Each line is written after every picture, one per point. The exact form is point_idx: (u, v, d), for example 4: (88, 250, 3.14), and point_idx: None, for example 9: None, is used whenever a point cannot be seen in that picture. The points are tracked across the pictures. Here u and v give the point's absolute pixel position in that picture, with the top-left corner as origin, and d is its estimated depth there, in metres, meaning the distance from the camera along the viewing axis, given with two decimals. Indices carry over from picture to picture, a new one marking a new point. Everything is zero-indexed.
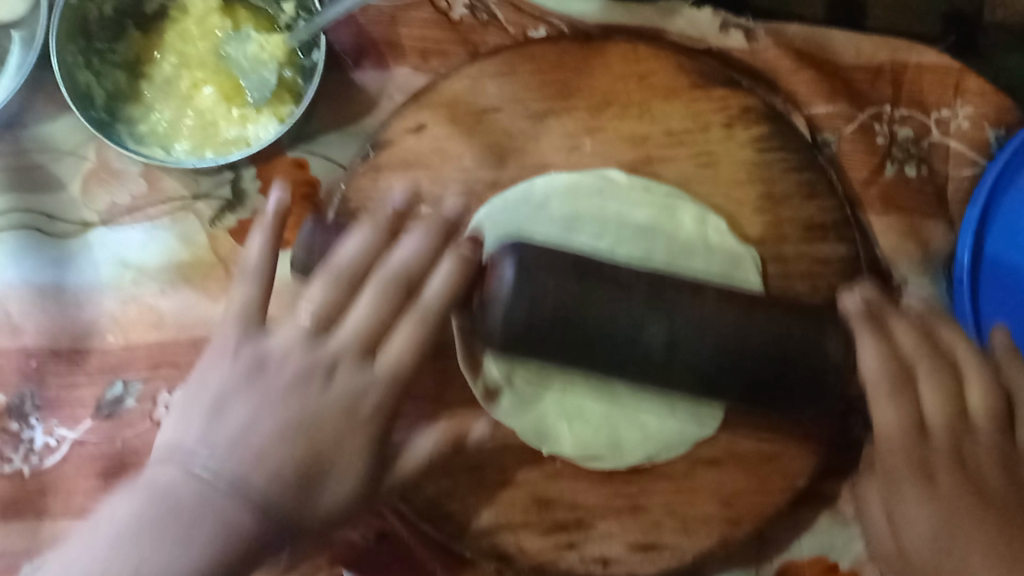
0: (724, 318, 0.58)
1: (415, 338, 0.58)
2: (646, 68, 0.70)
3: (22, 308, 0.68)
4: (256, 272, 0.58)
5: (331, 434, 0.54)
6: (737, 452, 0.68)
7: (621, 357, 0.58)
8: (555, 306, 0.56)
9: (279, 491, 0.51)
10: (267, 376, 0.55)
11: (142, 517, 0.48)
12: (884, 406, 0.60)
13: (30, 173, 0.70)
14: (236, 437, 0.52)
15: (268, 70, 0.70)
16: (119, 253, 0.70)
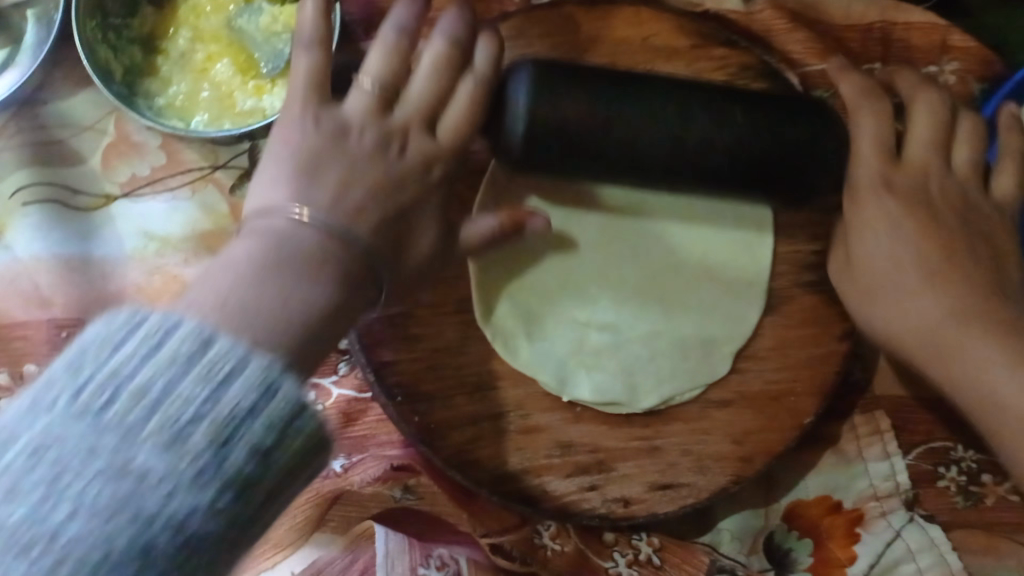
0: (729, 115, 0.61)
1: (472, 93, 0.61)
2: (646, 30, 0.73)
3: (51, 279, 0.70)
4: (311, 40, 0.59)
5: (401, 171, 0.58)
6: (746, 393, 0.71)
7: (619, 140, 0.59)
8: (591, 100, 0.59)
9: (358, 221, 0.53)
10: (353, 142, 0.57)
11: (246, 261, 0.46)
12: (864, 243, 0.67)
13: (52, 149, 0.72)
14: (319, 182, 0.54)
15: (280, 41, 0.72)
16: (141, 224, 0.72)
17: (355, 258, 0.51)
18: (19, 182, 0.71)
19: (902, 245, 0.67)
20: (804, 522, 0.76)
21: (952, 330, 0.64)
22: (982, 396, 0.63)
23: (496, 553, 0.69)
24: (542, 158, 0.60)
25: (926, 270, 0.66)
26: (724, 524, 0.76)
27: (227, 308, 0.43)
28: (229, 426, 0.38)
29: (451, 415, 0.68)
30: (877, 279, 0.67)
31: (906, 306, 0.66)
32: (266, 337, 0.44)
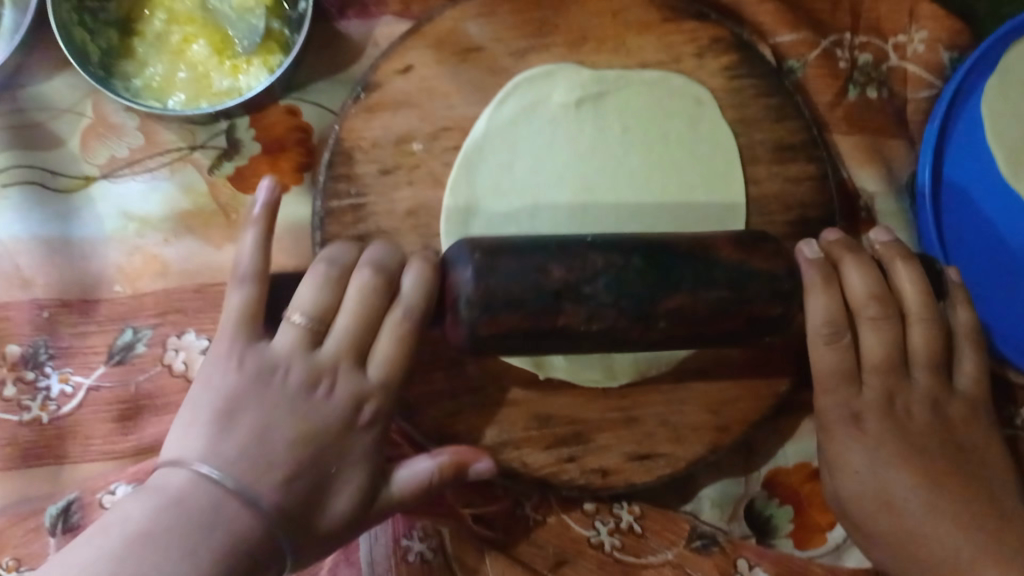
0: (672, 336, 0.56)
1: (398, 338, 0.61)
2: (617, 5, 0.73)
3: (31, 260, 0.71)
4: (246, 273, 0.60)
5: (304, 428, 0.56)
6: (723, 363, 0.72)
7: (574, 263, 0.55)
8: (515, 274, 0.54)
9: (239, 462, 0.53)
10: (275, 388, 0.58)
11: (130, 523, 0.49)
12: (838, 396, 0.66)
13: (31, 132, 0.72)
14: (252, 439, 0.54)
15: (254, 17, 0.73)
16: (121, 204, 0.72)
17: (263, 515, 0.52)
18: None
19: (865, 445, 0.66)
20: (784, 490, 0.76)
21: (902, 506, 0.65)
22: (915, 549, 0.64)
23: (481, 523, 0.71)
24: (513, 340, 0.55)
25: (887, 457, 0.66)
26: (706, 492, 0.76)
27: (187, 510, 0.50)
28: (114, 560, 0.46)
29: (428, 390, 0.69)
30: (861, 501, 0.66)
31: (884, 495, 0.65)
32: (221, 514, 0.50)
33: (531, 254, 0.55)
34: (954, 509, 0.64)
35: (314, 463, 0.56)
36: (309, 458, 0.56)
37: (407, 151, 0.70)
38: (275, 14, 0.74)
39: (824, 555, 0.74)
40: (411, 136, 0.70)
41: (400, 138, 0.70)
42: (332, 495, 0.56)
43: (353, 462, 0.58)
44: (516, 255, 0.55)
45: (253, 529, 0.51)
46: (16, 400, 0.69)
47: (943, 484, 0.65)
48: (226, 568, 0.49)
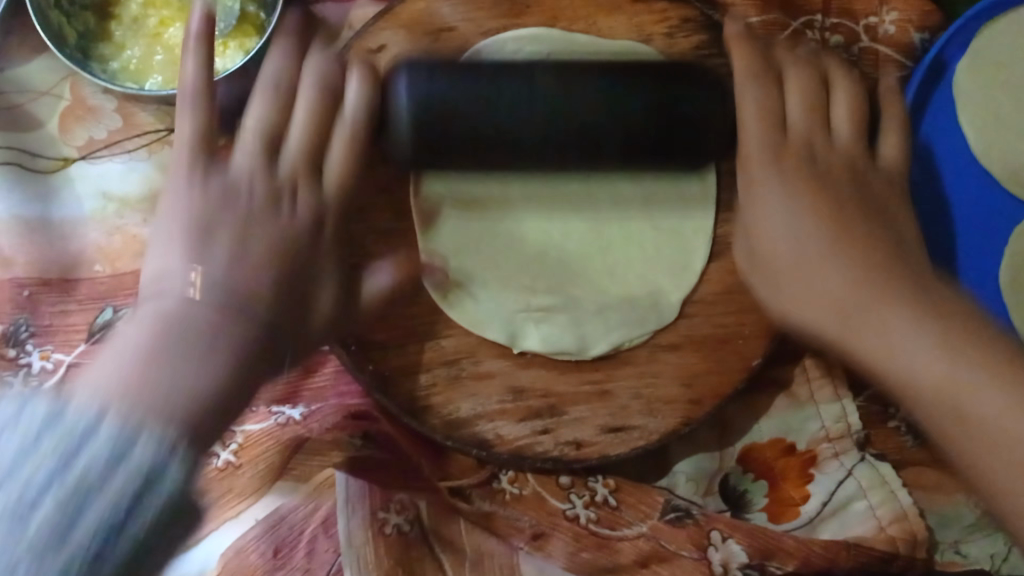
0: (602, 109, 0.63)
1: (347, 147, 0.64)
2: None
3: (12, 239, 0.72)
4: (196, 41, 0.59)
5: (282, 224, 0.58)
6: (696, 336, 0.73)
7: (505, 111, 0.62)
8: (454, 91, 0.62)
9: (253, 282, 0.53)
10: (243, 205, 0.57)
11: (134, 353, 0.46)
12: (775, 225, 0.65)
13: (11, 114, 0.74)
14: (227, 260, 0.53)
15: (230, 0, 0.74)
16: (100, 185, 0.73)
17: (250, 326, 0.51)
18: None
19: (814, 239, 0.62)
20: (759, 465, 0.77)
21: (856, 304, 0.59)
22: (882, 350, 0.56)
23: (456, 496, 0.72)
24: (456, 145, 0.63)
25: (822, 239, 0.62)
26: (680, 467, 0.76)
27: (161, 322, 0.47)
28: (88, 481, 0.40)
29: (401, 364, 0.70)
30: (779, 264, 0.64)
31: (805, 281, 0.61)
32: (206, 325, 0.49)
33: (467, 74, 0.63)
34: (943, 337, 0.54)
35: (283, 283, 0.55)
36: (278, 277, 0.55)
37: None
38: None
39: (799, 526, 0.74)
40: None
41: None
42: (317, 295, 0.58)
43: (292, 232, 0.58)
44: (467, 79, 0.63)
45: (240, 343, 0.50)
46: None
47: (926, 307, 0.57)
48: (229, 396, 0.48)
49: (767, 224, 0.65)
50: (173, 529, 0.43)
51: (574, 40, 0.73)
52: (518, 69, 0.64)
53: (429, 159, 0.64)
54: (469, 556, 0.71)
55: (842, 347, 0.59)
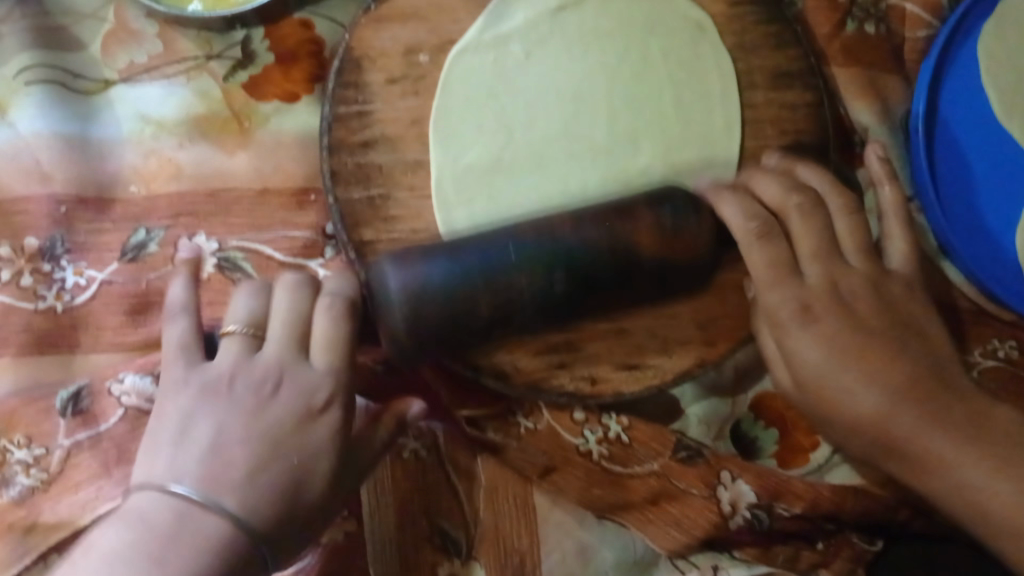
0: (550, 232, 0.62)
1: (331, 326, 0.61)
2: None
3: (52, 156, 0.73)
4: (182, 308, 0.62)
5: (307, 443, 0.58)
6: (713, 281, 0.75)
7: (489, 294, 0.61)
8: (440, 303, 0.60)
9: (250, 464, 0.55)
10: (232, 396, 0.58)
11: (125, 550, 0.50)
12: (794, 343, 0.64)
13: (54, 34, 0.75)
14: (218, 436, 0.56)
15: None
16: (138, 108, 0.75)
17: (241, 536, 0.53)
18: (23, 63, 0.74)
19: (813, 349, 0.63)
20: (770, 413, 0.78)
21: (936, 469, 0.59)
22: (936, 464, 0.59)
23: (473, 427, 0.73)
24: (438, 306, 0.60)
25: (838, 349, 0.63)
26: (693, 410, 0.78)
27: (157, 537, 0.51)
28: None
29: None
30: (831, 389, 0.62)
31: (830, 395, 0.62)
32: (222, 492, 0.54)
33: (433, 262, 0.61)
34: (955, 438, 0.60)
35: (288, 469, 0.56)
36: (267, 464, 0.56)
37: (414, 61, 0.72)
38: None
39: (809, 473, 0.76)
40: (419, 47, 0.73)
41: (409, 48, 0.73)
42: (309, 482, 0.57)
43: (300, 410, 0.58)
44: (439, 266, 0.61)
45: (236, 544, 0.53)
46: (31, 289, 0.71)
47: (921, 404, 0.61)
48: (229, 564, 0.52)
49: (799, 358, 0.63)
50: None
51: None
52: (529, 302, 0.62)
53: (423, 352, 0.62)
54: (483, 483, 0.72)
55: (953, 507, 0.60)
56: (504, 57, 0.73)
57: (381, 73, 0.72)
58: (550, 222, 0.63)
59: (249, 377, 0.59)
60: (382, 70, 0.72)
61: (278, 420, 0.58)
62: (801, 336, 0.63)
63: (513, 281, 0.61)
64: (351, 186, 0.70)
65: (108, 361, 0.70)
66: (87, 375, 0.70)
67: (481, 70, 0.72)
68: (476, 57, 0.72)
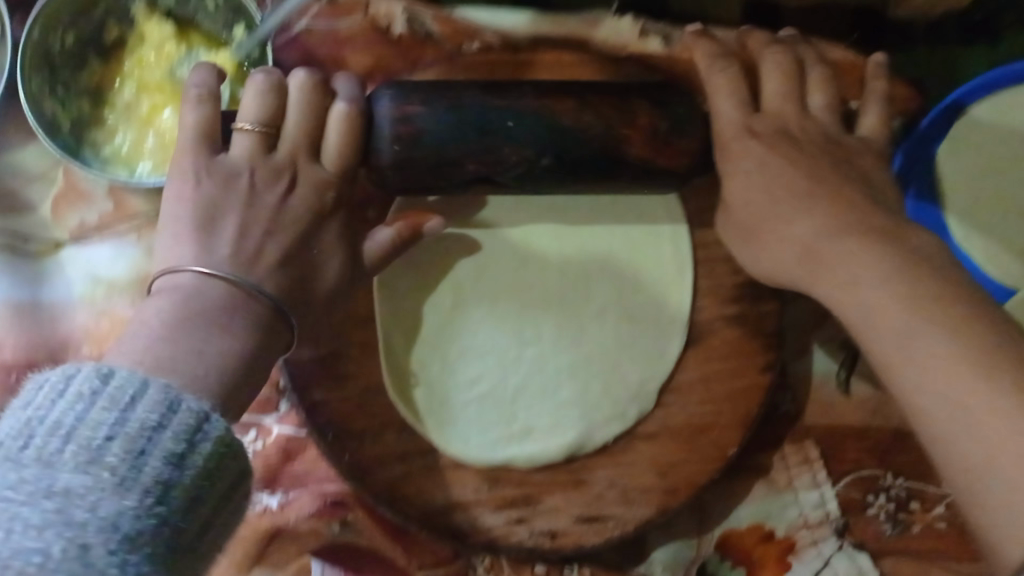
0: (535, 112, 0.64)
1: (340, 127, 0.64)
2: (568, 73, 0.77)
3: (2, 322, 0.73)
4: (193, 137, 0.63)
5: (300, 220, 0.64)
6: (670, 426, 0.74)
7: (485, 134, 0.64)
8: (437, 121, 0.64)
9: (273, 283, 0.60)
10: (241, 189, 0.62)
11: (169, 309, 0.54)
12: (779, 220, 0.67)
13: (5, 198, 0.75)
14: (232, 248, 0.60)
15: (219, 85, 0.75)
16: (90, 269, 0.75)
17: (265, 305, 0.59)
18: None
19: (815, 210, 0.66)
20: (737, 552, 0.77)
21: (821, 250, 0.64)
22: (866, 332, 0.59)
23: None
24: (422, 162, 0.64)
25: (840, 232, 0.64)
26: (657, 555, 0.77)
27: (204, 299, 0.56)
28: (130, 447, 0.43)
29: (380, 451, 0.71)
30: (779, 229, 0.67)
31: (784, 232, 0.67)
32: (251, 285, 0.58)
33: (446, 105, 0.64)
34: (917, 313, 0.56)
35: (304, 258, 0.63)
36: (280, 255, 0.61)
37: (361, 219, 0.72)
38: (240, 81, 0.76)
39: None
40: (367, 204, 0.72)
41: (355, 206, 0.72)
42: (324, 263, 0.64)
43: (308, 217, 0.64)
44: (432, 111, 0.64)
45: (264, 314, 0.59)
46: None
47: (909, 278, 0.58)
48: (263, 351, 0.57)
49: (792, 231, 0.66)
50: (211, 496, 0.46)
51: None
52: (495, 137, 0.64)
53: (408, 179, 0.65)
54: None
55: (904, 402, 0.56)
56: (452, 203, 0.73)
57: None
58: (563, 91, 0.66)
59: (260, 168, 0.64)
60: None
61: (292, 220, 0.63)
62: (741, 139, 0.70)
63: (497, 115, 0.64)
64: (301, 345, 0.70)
65: None
66: None
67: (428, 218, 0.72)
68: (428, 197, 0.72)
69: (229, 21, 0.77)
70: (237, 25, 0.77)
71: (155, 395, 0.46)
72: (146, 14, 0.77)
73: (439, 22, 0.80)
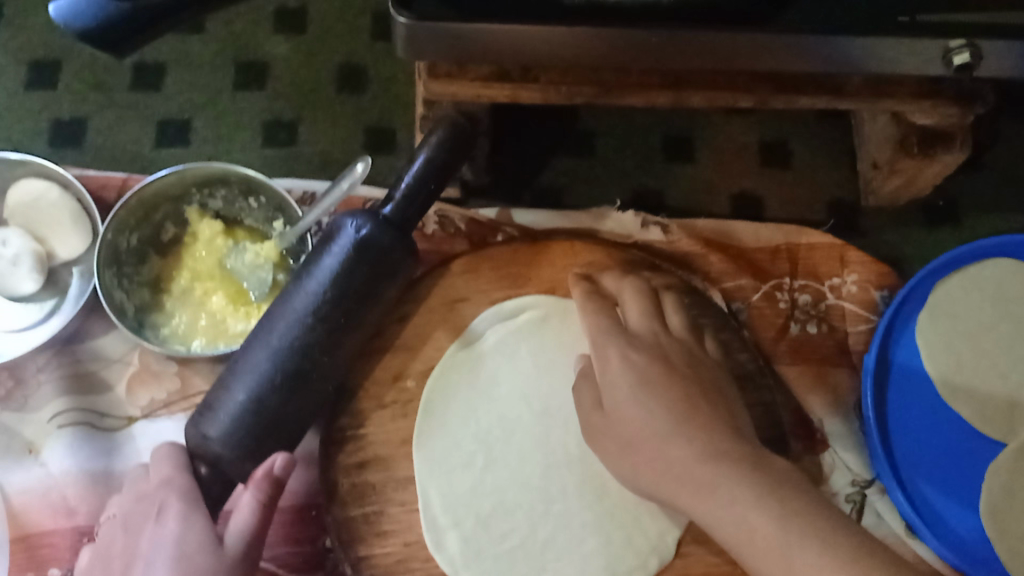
0: (301, 278, 0.75)
1: (247, 528, 0.71)
2: (583, 260, 0.86)
3: (77, 491, 0.81)
4: (129, 483, 0.76)
5: (200, 525, 0.69)
6: (690, 575, 0.78)
7: (252, 377, 0.73)
8: (266, 333, 0.74)
9: (196, 531, 0.69)
10: (150, 525, 0.70)
11: (155, 557, 0.68)
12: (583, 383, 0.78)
13: (85, 379, 0.85)
14: (163, 540, 0.68)
15: (264, 271, 0.85)
16: (158, 441, 0.83)
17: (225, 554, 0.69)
18: (57, 409, 0.83)
19: (651, 391, 0.73)
20: None
21: (701, 474, 0.67)
22: (743, 544, 0.64)
23: None
24: (248, 422, 0.72)
25: (659, 412, 0.72)
26: None
27: (170, 559, 0.67)
28: None
29: None
30: (629, 431, 0.72)
31: (652, 453, 0.71)
32: (191, 548, 0.68)
33: (304, 296, 0.74)
34: (785, 538, 0.62)
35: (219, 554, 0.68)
36: (204, 535, 0.69)
37: (402, 386, 0.81)
38: (281, 267, 0.86)
39: None
40: (406, 374, 0.82)
41: (396, 376, 0.81)
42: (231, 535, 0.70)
43: (203, 518, 0.70)
44: (238, 385, 0.73)
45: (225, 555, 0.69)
46: None
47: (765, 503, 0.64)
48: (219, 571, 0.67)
49: (617, 390, 0.74)
50: None
51: (566, 307, 0.85)
52: (364, 253, 0.73)
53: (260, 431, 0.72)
54: None
55: None
56: (479, 370, 0.83)
57: (372, 400, 0.80)
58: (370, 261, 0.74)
59: (142, 479, 0.75)
60: (373, 397, 0.80)
61: (196, 524, 0.69)
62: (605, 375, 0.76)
63: (336, 271, 0.73)
64: (348, 504, 0.77)
65: None
66: None
67: (452, 392, 0.81)
68: (454, 372, 0.82)
69: (270, 218, 0.89)
70: (275, 220, 0.89)
71: None
72: (198, 215, 0.88)
73: (466, 220, 0.92)
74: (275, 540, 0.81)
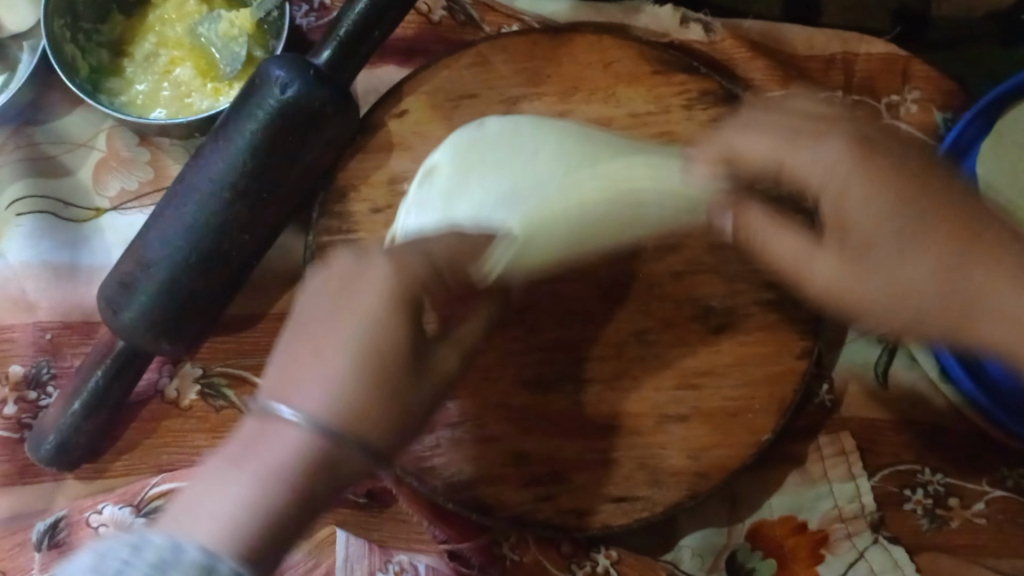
0: (240, 104, 0.66)
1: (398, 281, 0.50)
2: (609, 57, 0.75)
3: (38, 286, 0.73)
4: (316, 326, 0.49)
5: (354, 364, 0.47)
6: (703, 408, 0.71)
7: (186, 215, 0.66)
8: (203, 162, 0.67)
9: (345, 409, 0.46)
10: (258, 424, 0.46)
11: (246, 467, 0.45)
12: (745, 138, 0.60)
13: (45, 162, 0.76)
14: (323, 402, 0.46)
15: (237, 44, 0.76)
16: (128, 236, 0.75)
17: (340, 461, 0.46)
18: (17, 194, 0.75)
19: (870, 189, 0.56)
20: (768, 542, 0.74)
21: (901, 242, 0.56)
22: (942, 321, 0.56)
23: (455, 559, 0.72)
24: (181, 267, 0.66)
25: (886, 203, 0.56)
26: (687, 542, 0.75)
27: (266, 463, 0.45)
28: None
29: None
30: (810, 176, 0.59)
31: (862, 276, 0.57)
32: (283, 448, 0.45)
33: (235, 128, 0.66)
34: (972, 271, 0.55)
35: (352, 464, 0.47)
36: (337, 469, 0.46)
37: (398, 190, 0.72)
38: (259, 41, 0.76)
39: None
40: (403, 177, 0.73)
41: (393, 178, 0.73)
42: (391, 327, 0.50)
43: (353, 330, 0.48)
44: (170, 215, 0.67)
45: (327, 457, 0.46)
46: (17, 418, 0.72)
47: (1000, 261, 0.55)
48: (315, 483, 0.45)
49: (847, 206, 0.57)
50: None
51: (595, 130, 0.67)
52: (291, 116, 0.65)
53: (197, 276, 0.66)
54: None
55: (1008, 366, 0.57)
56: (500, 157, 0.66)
57: (365, 203, 0.72)
58: (315, 109, 0.65)
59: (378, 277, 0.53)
60: (365, 200, 0.72)
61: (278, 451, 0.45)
62: (786, 150, 0.59)
63: (261, 122, 0.65)
64: None
65: (91, 492, 0.72)
66: (65, 505, 0.71)
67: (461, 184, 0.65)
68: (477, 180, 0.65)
69: None
70: None
71: (195, 550, 0.42)
72: None
73: (479, 7, 0.81)
74: (257, 348, 0.74)
